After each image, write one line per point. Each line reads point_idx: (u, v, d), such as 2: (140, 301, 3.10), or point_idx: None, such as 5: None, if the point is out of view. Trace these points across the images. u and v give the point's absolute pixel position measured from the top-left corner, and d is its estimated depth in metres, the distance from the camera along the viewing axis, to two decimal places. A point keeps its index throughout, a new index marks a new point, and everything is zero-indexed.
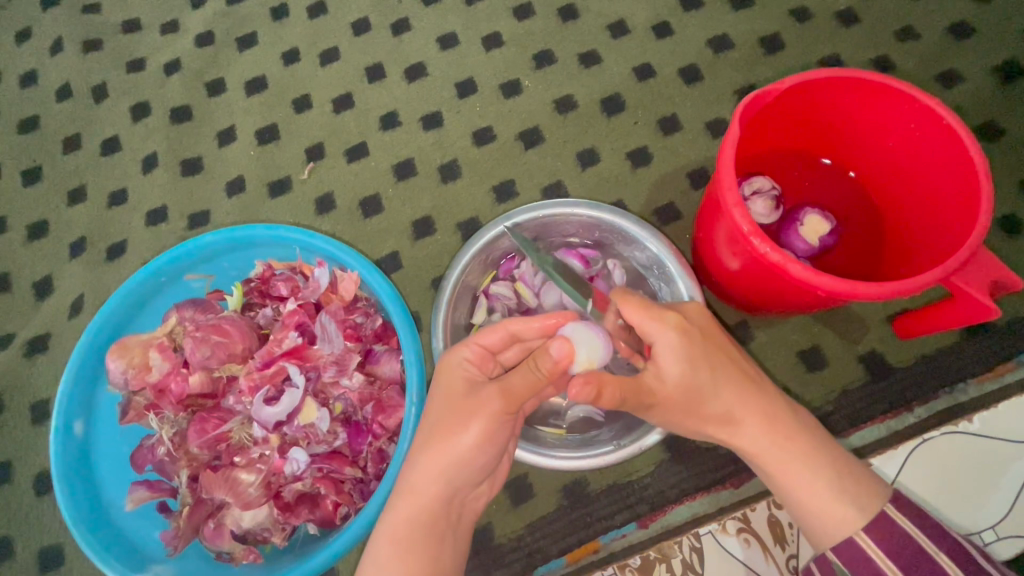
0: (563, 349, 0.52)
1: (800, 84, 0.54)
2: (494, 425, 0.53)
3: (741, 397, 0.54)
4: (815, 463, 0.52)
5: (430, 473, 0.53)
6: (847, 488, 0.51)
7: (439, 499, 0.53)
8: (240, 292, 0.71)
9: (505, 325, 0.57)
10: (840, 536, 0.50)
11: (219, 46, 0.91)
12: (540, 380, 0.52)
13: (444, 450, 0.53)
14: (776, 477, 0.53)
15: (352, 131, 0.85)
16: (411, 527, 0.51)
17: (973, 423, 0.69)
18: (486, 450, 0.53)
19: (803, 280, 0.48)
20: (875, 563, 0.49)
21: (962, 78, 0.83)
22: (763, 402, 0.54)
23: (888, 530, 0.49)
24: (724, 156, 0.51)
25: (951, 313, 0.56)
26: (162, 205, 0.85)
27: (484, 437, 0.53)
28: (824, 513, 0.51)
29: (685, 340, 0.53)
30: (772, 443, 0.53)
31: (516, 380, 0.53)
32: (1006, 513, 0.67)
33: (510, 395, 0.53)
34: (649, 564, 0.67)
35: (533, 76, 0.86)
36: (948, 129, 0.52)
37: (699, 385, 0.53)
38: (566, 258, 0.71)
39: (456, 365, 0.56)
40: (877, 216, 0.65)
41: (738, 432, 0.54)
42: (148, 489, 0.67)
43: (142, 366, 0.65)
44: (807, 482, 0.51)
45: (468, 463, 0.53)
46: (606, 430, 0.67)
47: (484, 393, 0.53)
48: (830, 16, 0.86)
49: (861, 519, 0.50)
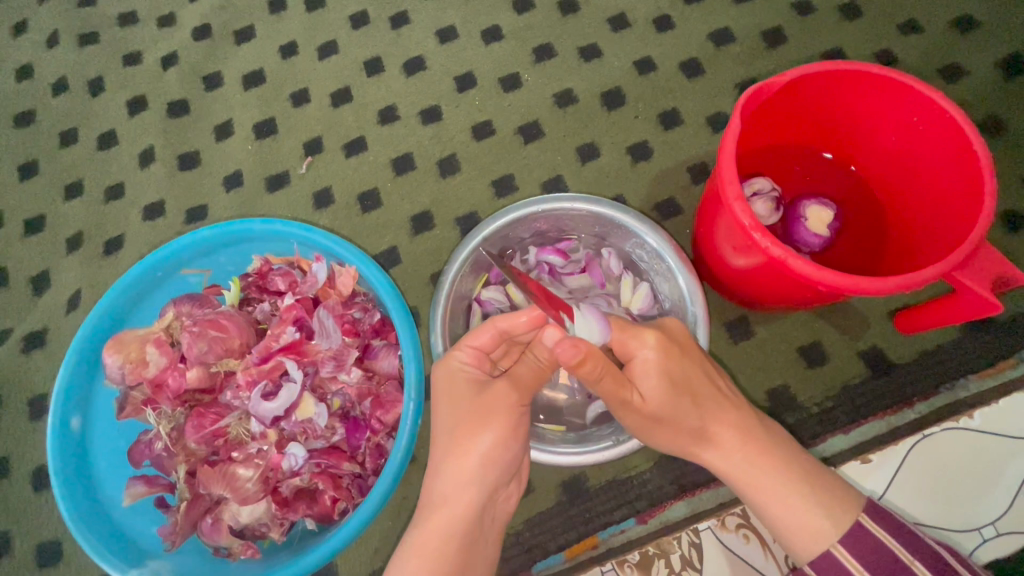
0: (555, 338, 0.53)
1: (804, 76, 0.53)
2: (513, 422, 0.55)
3: (715, 412, 0.56)
4: (786, 478, 0.53)
5: (454, 486, 0.53)
6: (820, 500, 0.52)
7: (471, 509, 0.53)
8: (238, 287, 0.71)
9: (493, 324, 0.56)
10: (818, 549, 0.50)
11: (216, 40, 0.91)
12: (542, 367, 0.56)
13: (466, 454, 0.54)
14: (750, 493, 0.54)
15: (351, 125, 0.85)
16: (437, 544, 0.51)
17: (974, 419, 0.69)
18: (507, 445, 0.54)
19: (806, 275, 0.48)
20: (843, 564, 0.50)
21: (965, 73, 0.82)
22: (736, 418, 0.56)
23: (862, 538, 0.50)
24: (726, 149, 0.50)
25: (936, 316, 0.59)
26: (160, 200, 0.84)
27: (512, 435, 0.55)
28: (799, 526, 0.51)
29: (664, 354, 0.55)
30: (745, 456, 0.55)
31: (522, 372, 0.56)
32: (1005, 511, 0.67)
33: (521, 386, 0.56)
34: (648, 560, 0.67)
35: (532, 69, 0.85)
36: (952, 121, 0.51)
37: (678, 400, 0.55)
38: (543, 256, 0.70)
39: (449, 374, 0.57)
40: (880, 208, 0.65)
41: (713, 447, 0.56)
42: (145, 484, 0.67)
43: (139, 361, 0.65)
44: (780, 497, 0.53)
45: (494, 463, 0.54)
46: (612, 424, 0.65)
47: (495, 390, 0.55)
48: (832, 9, 0.86)
49: (836, 531, 0.50)
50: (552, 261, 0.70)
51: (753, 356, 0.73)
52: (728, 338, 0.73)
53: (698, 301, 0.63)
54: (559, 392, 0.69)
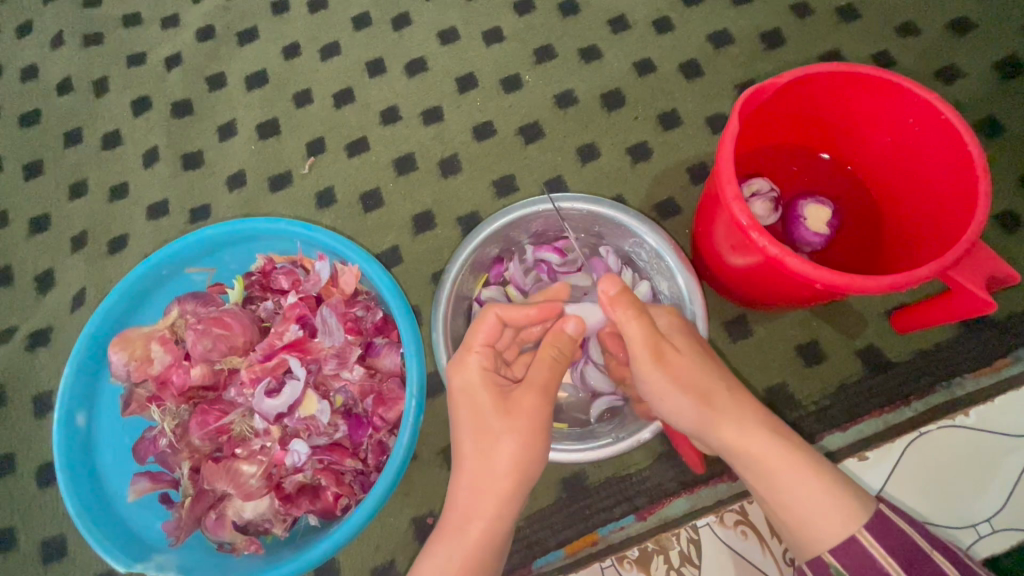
0: (579, 327, 0.60)
1: (800, 78, 0.54)
2: (538, 427, 0.55)
3: (731, 392, 0.55)
4: (809, 460, 0.52)
5: (487, 497, 0.53)
6: (842, 485, 0.51)
7: (504, 522, 0.54)
8: (240, 286, 0.72)
9: (493, 312, 0.58)
10: (843, 533, 0.49)
11: (219, 41, 0.91)
12: (558, 362, 0.58)
13: (496, 462, 0.54)
14: (768, 475, 0.52)
15: (353, 125, 0.86)
16: (478, 556, 0.52)
17: (970, 417, 0.70)
18: (539, 442, 0.55)
19: (803, 273, 0.48)
20: (879, 563, 0.48)
21: (961, 74, 0.83)
22: (750, 400, 0.55)
23: (885, 527, 0.49)
24: (724, 149, 0.51)
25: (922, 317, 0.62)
26: (164, 199, 0.85)
27: (544, 447, 0.55)
28: (822, 508, 0.50)
29: (687, 333, 0.58)
30: (763, 435, 0.52)
31: (543, 375, 0.57)
32: (1000, 508, 0.68)
33: (543, 390, 0.56)
34: (647, 556, 0.67)
35: (532, 71, 0.86)
36: (947, 123, 0.52)
37: (699, 378, 0.55)
38: (541, 254, 0.72)
39: (473, 373, 0.57)
40: (876, 209, 0.65)
41: (729, 422, 0.53)
42: (149, 481, 0.68)
43: (144, 358, 0.65)
44: (803, 480, 0.51)
45: (526, 470, 0.54)
46: (613, 423, 0.67)
47: (519, 394, 0.55)
48: (830, 12, 0.86)
49: (863, 515, 0.49)
50: (549, 258, 0.71)
51: (751, 355, 0.73)
52: (727, 337, 0.74)
53: (697, 301, 0.63)
54: (562, 391, 0.70)
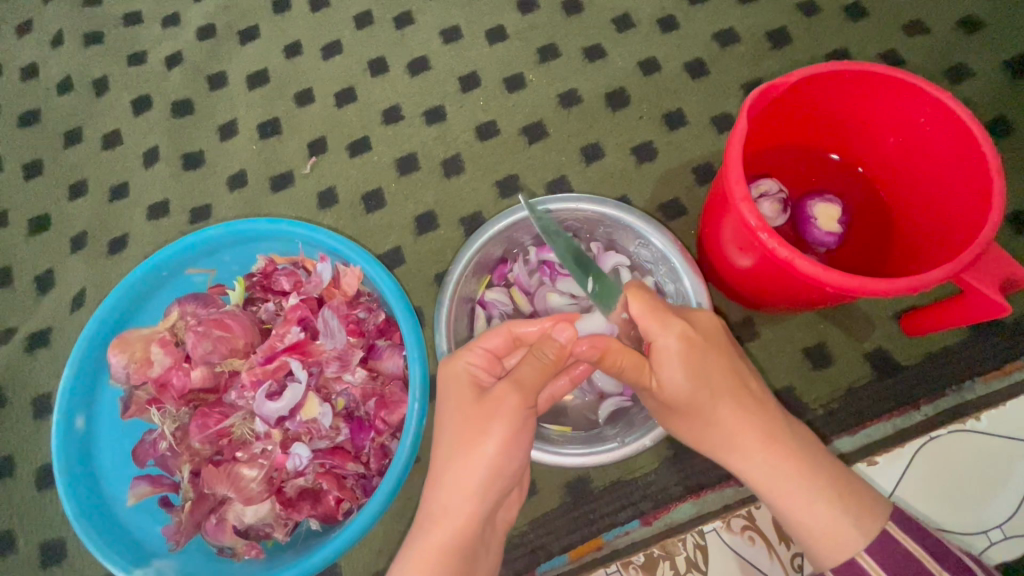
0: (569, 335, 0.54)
1: (809, 77, 0.53)
2: (515, 425, 0.53)
3: (735, 412, 0.53)
4: (813, 484, 0.51)
5: (461, 493, 0.53)
6: (845, 506, 0.50)
7: (475, 515, 0.53)
8: (242, 287, 0.71)
9: (506, 327, 0.58)
10: (840, 557, 0.50)
11: (220, 40, 0.91)
12: (547, 367, 0.54)
13: (475, 465, 0.53)
14: (769, 498, 0.52)
15: (355, 126, 0.85)
16: (441, 554, 0.51)
17: (980, 421, 0.69)
18: (519, 445, 0.54)
19: (813, 276, 0.48)
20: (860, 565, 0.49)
21: (971, 74, 0.82)
22: (754, 420, 0.53)
23: (888, 547, 0.49)
24: (732, 150, 0.50)
25: (946, 320, 0.58)
26: (165, 199, 0.84)
27: (525, 447, 0.55)
28: (820, 532, 0.50)
29: (689, 349, 0.53)
30: (765, 460, 0.52)
31: (524, 371, 0.54)
32: (1011, 513, 0.67)
33: (524, 387, 0.53)
34: (653, 563, 0.67)
35: (537, 70, 0.85)
36: (960, 123, 0.51)
37: (694, 399, 0.53)
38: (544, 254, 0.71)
39: (460, 367, 0.57)
40: (887, 208, 0.64)
41: (731, 447, 0.53)
42: (149, 484, 0.67)
43: (144, 360, 0.65)
44: (805, 506, 0.51)
45: (502, 472, 0.53)
46: (618, 427, 0.65)
47: (496, 393, 0.53)
48: (838, 10, 0.85)
49: (862, 540, 0.49)
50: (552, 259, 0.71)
51: (758, 357, 0.72)
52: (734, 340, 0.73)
53: (703, 303, 0.62)
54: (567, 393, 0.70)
